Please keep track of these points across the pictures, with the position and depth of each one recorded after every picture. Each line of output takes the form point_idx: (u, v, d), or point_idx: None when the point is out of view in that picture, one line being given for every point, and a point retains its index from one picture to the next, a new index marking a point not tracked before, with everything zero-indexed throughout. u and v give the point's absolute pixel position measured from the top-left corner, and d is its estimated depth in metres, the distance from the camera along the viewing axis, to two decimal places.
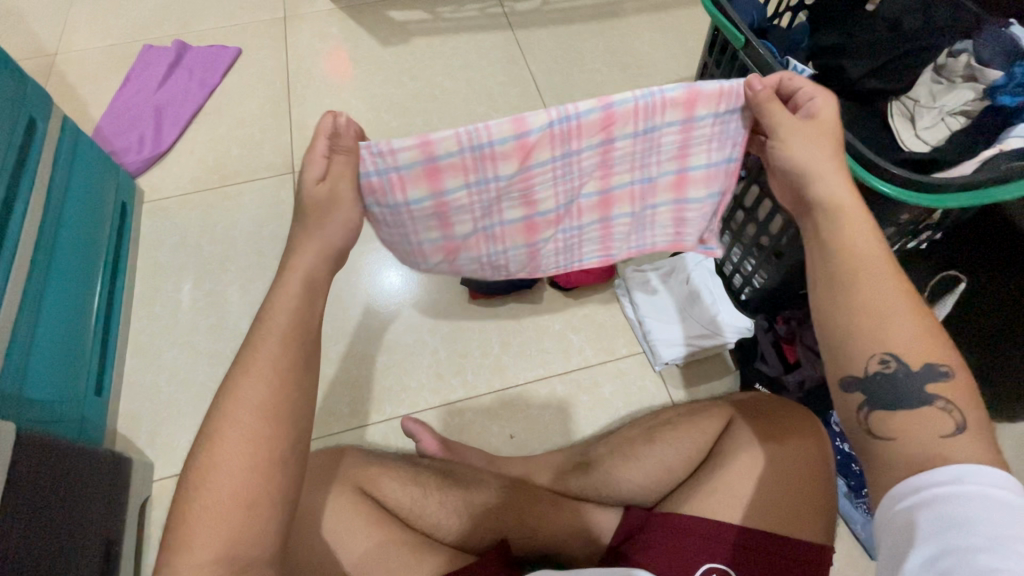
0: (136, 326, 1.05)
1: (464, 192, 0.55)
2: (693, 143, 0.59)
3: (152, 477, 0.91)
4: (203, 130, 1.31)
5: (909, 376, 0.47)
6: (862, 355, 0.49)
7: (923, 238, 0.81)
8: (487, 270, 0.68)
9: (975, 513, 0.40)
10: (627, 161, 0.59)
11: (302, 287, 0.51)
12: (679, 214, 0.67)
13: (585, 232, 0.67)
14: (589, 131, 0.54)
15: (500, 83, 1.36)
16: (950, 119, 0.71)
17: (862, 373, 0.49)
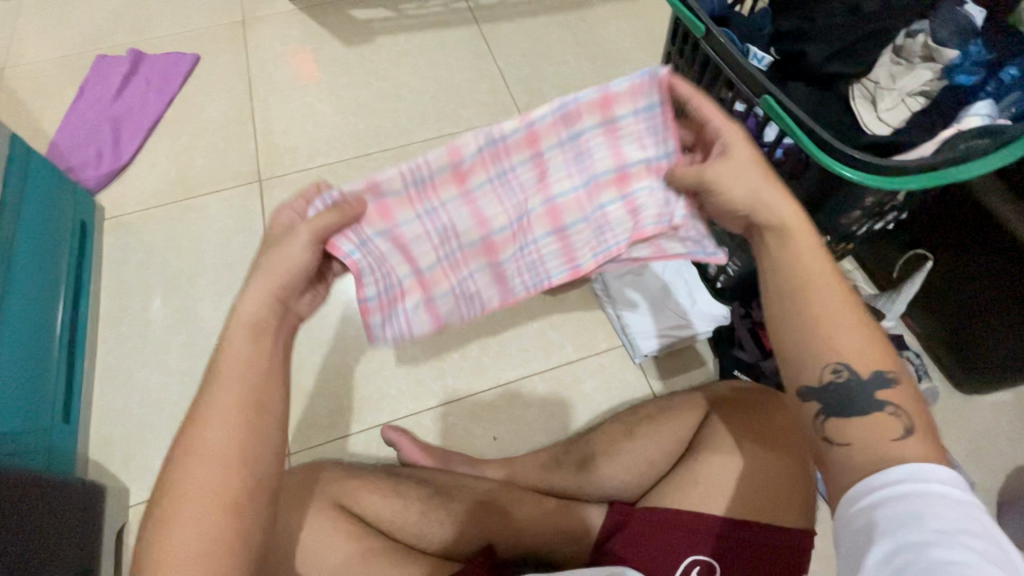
0: (103, 348, 1.02)
1: (419, 223, 0.55)
2: (626, 144, 0.55)
3: (128, 503, 0.89)
4: (164, 141, 1.27)
5: (862, 384, 0.48)
6: (817, 365, 0.49)
7: (891, 218, 0.82)
8: (464, 304, 0.61)
9: (928, 508, 0.41)
10: (565, 172, 0.56)
11: (248, 339, 0.50)
12: (633, 211, 0.58)
13: (547, 251, 0.60)
14: (514, 150, 0.53)
15: (468, 79, 1.35)
16: (910, 101, 0.71)
17: (818, 383, 0.49)
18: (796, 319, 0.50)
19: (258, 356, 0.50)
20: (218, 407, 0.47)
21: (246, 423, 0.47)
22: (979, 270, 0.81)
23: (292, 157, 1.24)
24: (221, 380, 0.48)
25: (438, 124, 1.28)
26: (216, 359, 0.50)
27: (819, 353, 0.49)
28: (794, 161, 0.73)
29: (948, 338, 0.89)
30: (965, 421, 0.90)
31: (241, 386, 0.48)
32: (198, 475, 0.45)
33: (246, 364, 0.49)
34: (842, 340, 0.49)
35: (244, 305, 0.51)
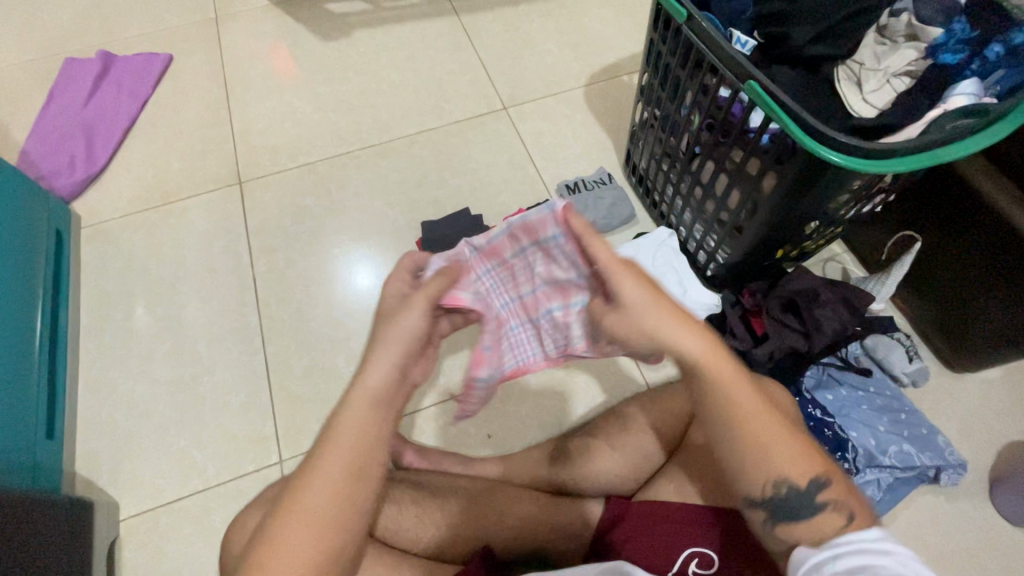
0: (87, 359, 1.00)
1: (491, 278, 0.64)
2: (556, 259, 0.62)
3: (118, 518, 0.87)
4: (140, 145, 1.24)
5: (799, 494, 0.50)
6: (759, 480, 0.51)
7: (876, 201, 0.83)
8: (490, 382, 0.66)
9: (867, 559, 0.46)
10: (517, 278, 0.64)
11: (367, 407, 0.50)
12: (567, 321, 0.64)
13: (523, 337, 0.67)
14: (478, 263, 0.64)
15: (449, 72, 1.32)
16: (895, 81, 0.71)
17: (759, 497, 0.52)
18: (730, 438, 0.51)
19: (370, 427, 0.50)
20: (326, 471, 0.48)
21: (343, 488, 0.48)
22: (965, 248, 0.81)
23: (272, 158, 1.21)
24: (334, 445, 0.49)
25: (420, 118, 1.26)
26: (332, 422, 0.50)
27: (757, 470, 0.51)
28: (780, 147, 0.70)
29: (937, 316, 0.90)
30: (956, 400, 0.90)
31: (351, 453, 0.49)
32: (297, 539, 0.46)
33: (359, 433, 0.49)
34: (778, 458, 0.51)
35: (369, 374, 0.50)
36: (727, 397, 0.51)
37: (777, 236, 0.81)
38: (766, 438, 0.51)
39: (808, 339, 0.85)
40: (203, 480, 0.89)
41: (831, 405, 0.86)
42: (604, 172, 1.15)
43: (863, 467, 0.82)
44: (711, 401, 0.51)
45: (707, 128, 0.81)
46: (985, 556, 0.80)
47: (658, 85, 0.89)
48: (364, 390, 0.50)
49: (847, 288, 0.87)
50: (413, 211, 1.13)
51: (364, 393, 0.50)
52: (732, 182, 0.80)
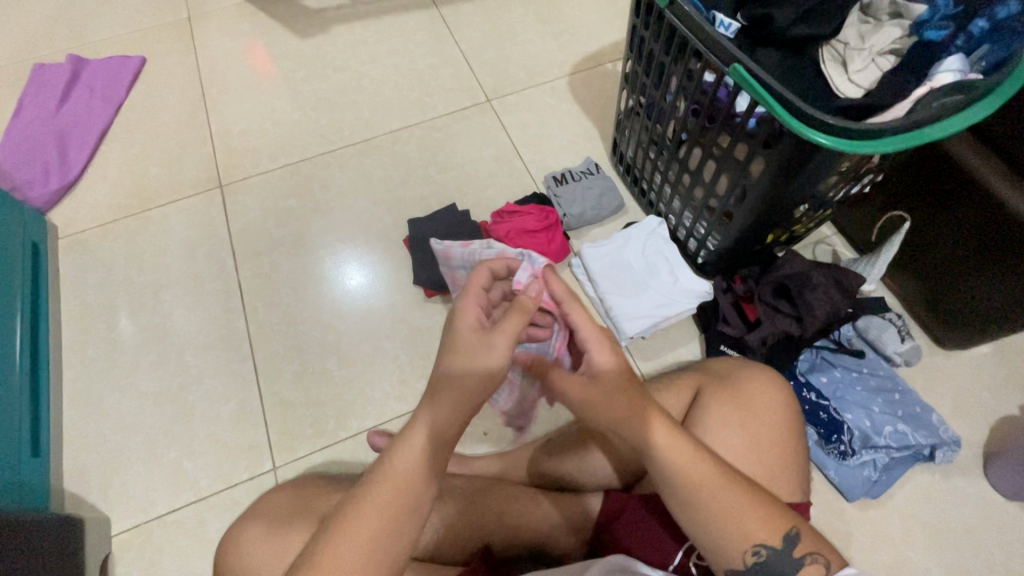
0: (71, 373, 0.98)
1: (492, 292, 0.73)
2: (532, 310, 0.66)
3: (111, 533, 0.85)
4: (116, 152, 1.21)
5: (778, 555, 0.52)
6: (739, 552, 0.51)
7: (865, 182, 0.83)
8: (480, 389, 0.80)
9: None
10: None
11: (425, 442, 0.53)
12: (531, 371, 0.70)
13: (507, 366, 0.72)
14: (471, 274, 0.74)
15: (431, 65, 1.30)
16: (880, 59, 0.71)
17: (742, 566, 0.52)
18: (700, 515, 0.52)
19: (427, 459, 0.52)
20: (377, 500, 0.51)
21: (390, 516, 0.50)
22: (957, 230, 0.81)
23: (253, 159, 1.19)
24: (388, 474, 0.52)
25: (402, 114, 1.23)
26: (390, 452, 0.53)
27: (736, 541, 0.51)
28: (768, 131, 0.69)
29: (928, 295, 0.90)
30: (949, 377, 0.90)
31: (400, 485, 0.51)
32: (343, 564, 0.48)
33: (414, 466, 0.52)
34: (754, 527, 0.51)
35: (428, 414, 0.54)
36: (692, 477, 0.53)
37: (766, 221, 0.81)
38: (739, 508, 0.52)
39: (800, 323, 0.84)
40: (196, 491, 0.88)
41: (825, 388, 0.86)
42: (591, 162, 1.14)
43: (860, 449, 0.82)
44: (679, 484, 0.53)
45: (693, 114, 0.79)
46: (981, 530, 0.81)
47: (643, 72, 0.87)
48: (427, 424, 0.53)
49: (839, 271, 0.86)
50: (399, 209, 1.12)
51: (426, 425, 0.53)
52: (719, 169, 0.79)
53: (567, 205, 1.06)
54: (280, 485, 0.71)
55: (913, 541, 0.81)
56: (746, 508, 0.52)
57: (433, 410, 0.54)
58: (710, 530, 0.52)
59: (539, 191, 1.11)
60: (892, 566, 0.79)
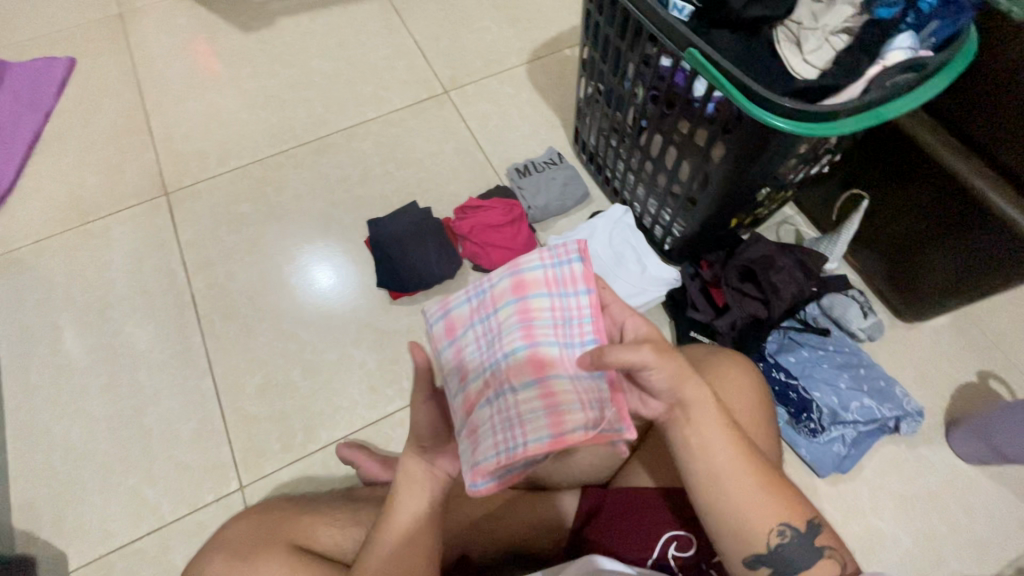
0: (12, 402, 0.91)
1: (512, 313, 0.57)
2: (568, 321, 0.57)
3: (68, 569, 0.80)
4: (48, 162, 1.12)
5: (800, 540, 0.53)
6: (763, 533, 0.53)
7: (825, 162, 0.83)
8: (500, 425, 0.53)
9: None
10: (547, 324, 0.56)
11: (406, 485, 0.58)
12: (559, 402, 0.54)
13: (520, 403, 0.54)
14: (500, 295, 0.57)
15: (384, 57, 1.25)
16: (834, 39, 0.69)
17: (766, 549, 0.53)
18: (725, 494, 0.53)
19: (416, 497, 0.57)
20: (388, 549, 0.56)
21: (405, 552, 0.56)
22: (910, 206, 0.83)
23: (200, 163, 1.12)
24: (390, 526, 0.57)
25: (357, 109, 1.19)
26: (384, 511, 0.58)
27: (760, 522, 0.53)
28: (726, 116, 0.68)
29: (888, 269, 0.91)
30: (910, 350, 0.93)
31: (404, 526, 0.56)
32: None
33: (408, 507, 0.57)
34: (777, 508, 0.53)
35: (410, 464, 0.58)
36: (725, 457, 0.54)
37: (730, 205, 0.80)
38: (761, 491, 0.54)
39: (767, 306, 0.85)
40: (159, 517, 0.83)
41: (793, 368, 0.87)
42: (554, 152, 1.11)
43: (829, 425, 0.83)
44: (712, 462, 0.54)
45: (652, 100, 0.78)
46: (945, 496, 0.84)
47: (599, 58, 0.85)
48: (405, 472, 0.58)
49: (800, 252, 0.87)
50: (359, 210, 1.08)
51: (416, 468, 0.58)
52: (681, 155, 0.78)
53: (531, 197, 1.04)
54: (244, 509, 0.68)
55: (882, 511, 0.83)
56: (775, 493, 0.54)
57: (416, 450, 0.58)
58: (743, 508, 0.53)
59: (503, 183, 1.09)
60: (864, 537, 0.81)
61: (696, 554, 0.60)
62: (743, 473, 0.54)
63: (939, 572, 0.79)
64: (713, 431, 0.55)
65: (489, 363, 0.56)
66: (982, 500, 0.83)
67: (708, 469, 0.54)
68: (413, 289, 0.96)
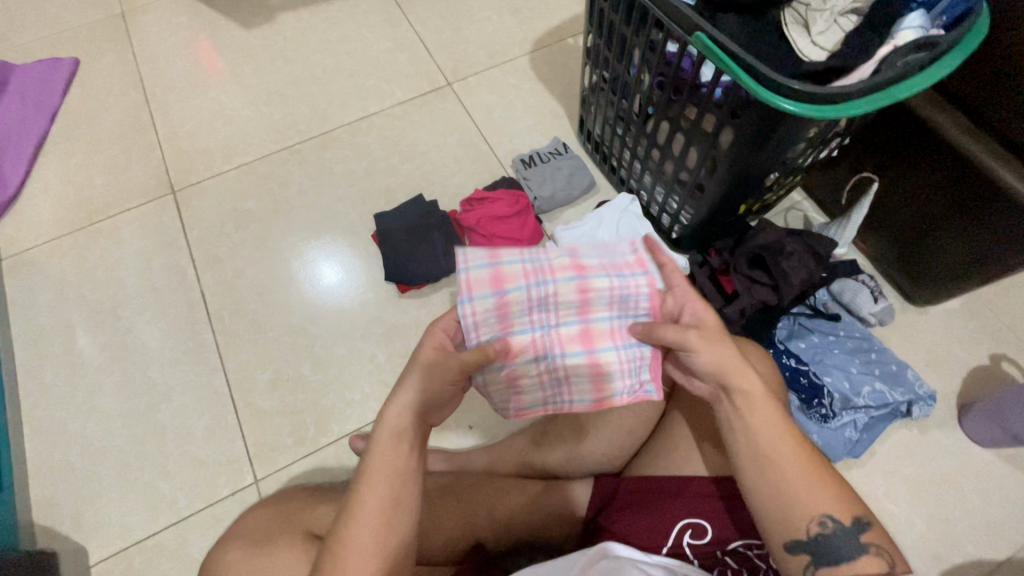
0: (28, 402, 0.92)
1: (570, 289, 0.62)
2: (622, 299, 0.63)
3: (88, 563, 0.81)
4: (56, 162, 1.13)
5: (845, 534, 0.50)
6: (804, 519, 0.51)
7: (834, 145, 0.82)
8: (546, 379, 0.65)
9: None
10: (603, 303, 0.63)
11: (391, 440, 0.54)
12: (602, 371, 0.63)
13: (567, 366, 0.64)
14: (560, 270, 0.63)
15: (385, 50, 1.24)
16: (842, 20, 0.68)
17: (805, 535, 0.51)
18: (765, 476, 0.52)
19: (401, 453, 0.54)
20: (367, 508, 0.51)
21: (387, 514, 0.51)
22: (921, 189, 0.82)
23: (205, 161, 1.13)
24: (368, 485, 0.52)
25: (360, 103, 1.18)
26: (363, 468, 0.53)
27: (801, 508, 0.51)
28: (734, 101, 0.67)
29: (898, 253, 0.91)
30: (922, 335, 0.92)
31: (385, 486, 0.52)
32: (361, 571, 0.49)
33: (392, 463, 0.53)
34: (821, 497, 0.51)
35: (390, 411, 0.55)
36: (764, 438, 0.54)
37: (738, 191, 0.80)
38: (803, 479, 0.52)
39: (777, 292, 0.84)
40: (175, 512, 0.84)
41: (804, 353, 0.87)
42: (559, 142, 1.11)
43: (841, 411, 0.82)
44: (751, 440, 0.54)
45: (658, 86, 0.77)
46: (959, 480, 0.83)
47: (604, 45, 0.84)
48: (390, 425, 0.54)
49: (810, 237, 0.86)
50: (364, 204, 1.08)
51: (396, 412, 0.55)
52: (688, 142, 0.78)
53: (537, 187, 1.04)
54: (260, 501, 0.69)
55: (895, 496, 0.83)
56: (817, 481, 0.52)
57: (397, 396, 0.55)
58: (782, 489, 0.52)
59: (508, 175, 1.08)
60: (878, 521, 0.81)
61: (712, 541, 0.59)
62: (787, 457, 0.52)
63: (954, 555, 0.79)
64: (760, 415, 0.55)
65: (539, 326, 0.63)
66: (997, 483, 0.83)
67: (752, 452, 0.54)
68: (421, 282, 0.97)
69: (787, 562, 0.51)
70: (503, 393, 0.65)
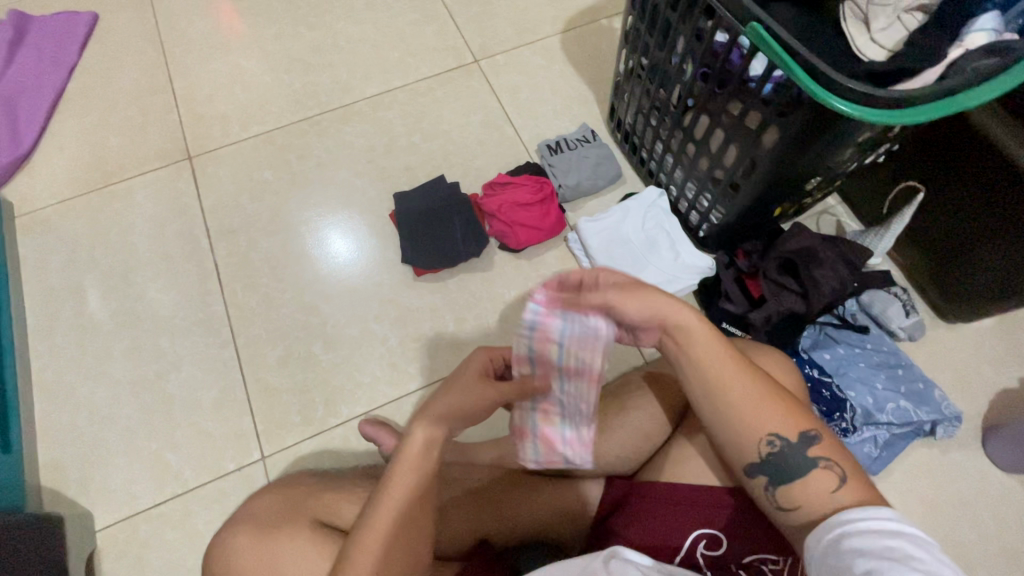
0: (38, 362, 0.92)
1: (562, 383, 0.60)
2: (582, 341, 0.58)
3: (93, 529, 0.82)
4: (72, 120, 1.11)
5: (794, 449, 0.55)
6: (755, 441, 0.56)
7: (881, 151, 0.78)
8: (576, 413, 0.62)
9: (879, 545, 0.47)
10: (583, 358, 0.59)
11: (422, 447, 0.56)
12: (594, 363, 0.59)
13: (587, 397, 0.61)
14: (545, 383, 0.60)
15: (412, 21, 1.20)
16: (905, 17, 0.63)
17: (759, 458, 0.56)
18: (717, 409, 0.57)
19: (430, 461, 0.56)
20: (389, 502, 0.55)
21: (406, 510, 0.55)
22: (964, 203, 0.78)
23: (223, 127, 1.10)
24: (396, 483, 0.55)
25: (383, 76, 1.15)
26: (391, 470, 0.55)
27: (751, 432, 0.56)
28: (784, 97, 0.63)
29: (934, 268, 0.87)
30: (951, 351, 0.89)
31: (413, 486, 0.55)
32: (385, 555, 0.54)
33: (420, 470, 0.55)
34: (766, 416, 0.56)
35: (425, 423, 0.56)
36: (713, 371, 0.57)
37: (775, 194, 0.76)
38: (753, 405, 0.56)
39: (807, 301, 0.81)
40: (181, 483, 0.84)
41: (828, 364, 0.84)
42: (587, 129, 1.07)
43: (862, 426, 0.80)
44: (704, 378, 0.58)
45: (701, 77, 0.73)
46: (977, 503, 0.81)
47: (645, 29, 0.80)
48: (423, 433, 0.56)
49: (844, 245, 0.83)
50: (384, 181, 1.05)
51: (430, 427, 0.56)
52: (728, 137, 0.74)
53: (562, 175, 1.00)
54: (268, 483, 0.68)
55: (911, 515, 0.81)
56: (763, 404, 0.56)
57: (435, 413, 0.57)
58: (738, 416, 0.56)
59: (532, 160, 1.05)
60: None
61: (727, 554, 0.59)
62: (730, 382, 0.57)
63: None
64: (702, 350, 0.58)
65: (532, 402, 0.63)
66: (1016, 508, 0.81)
67: (702, 384, 0.58)
68: (437, 266, 0.94)
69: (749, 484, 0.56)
70: (575, 460, 0.65)
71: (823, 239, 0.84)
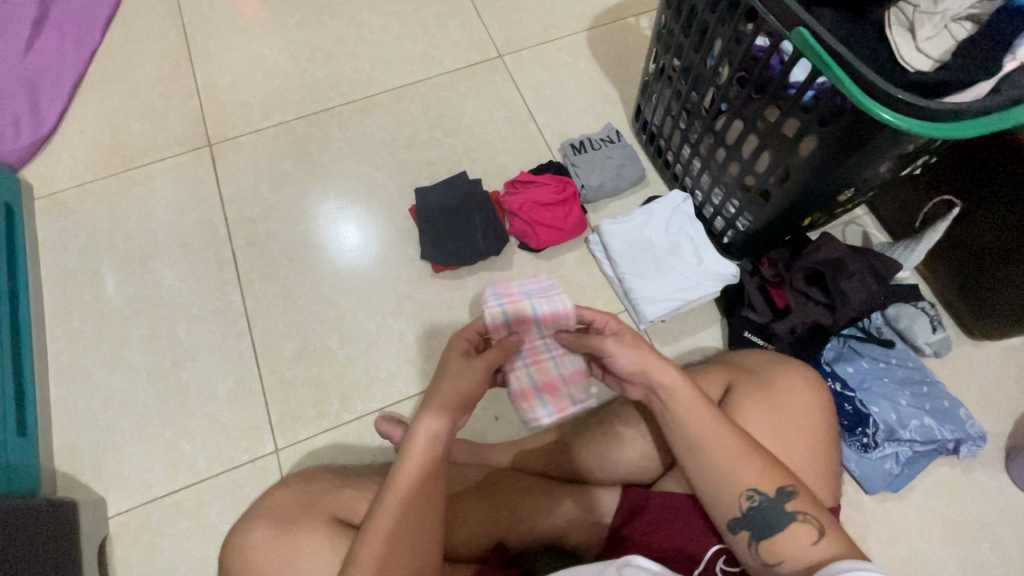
0: (55, 346, 0.92)
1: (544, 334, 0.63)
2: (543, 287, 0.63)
3: (105, 515, 0.82)
4: (94, 103, 1.10)
5: (774, 505, 0.54)
6: (735, 495, 0.55)
7: (919, 163, 0.77)
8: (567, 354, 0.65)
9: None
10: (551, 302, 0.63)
11: (426, 441, 0.56)
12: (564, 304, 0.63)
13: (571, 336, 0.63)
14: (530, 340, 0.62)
15: (436, 13, 1.19)
16: (954, 26, 0.60)
17: (740, 512, 0.55)
18: (696, 463, 0.57)
19: (433, 455, 0.56)
20: (395, 497, 0.55)
21: (411, 506, 0.55)
22: (998, 222, 0.77)
23: (244, 115, 1.09)
24: (400, 476, 0.55)
25: (405, 68, 1.13)
26: (396, 464, 0.56)
27: (730, 486, 0.56)
28: (825, 105, 0.62)
29: (964, 285, 0.85)
30: (977, 369, 0.87)
31: (417, 481, 0.55)
32: (393, 554, 0.53)
33: (424, 463, 0.56)
34: (748, 471, 0.56)
35: (428, 416, 0.56)
36: (695, 426, 0.57)
37: (805, 202, 0.75)
38: (736, 462, 0.56)
39: (833, 313, 0.80)
40: (194, 473, 0.84)
41: (851, 379, 0.82)
42: (611, 129, 1.05)
43: (883, 441, 0.79)
44: (687, 434, 0.58)
45: (737, 81, 0.72)
46: (998, 525, 0.80)
47: (679, 31, 0.78)
48: (426, 428, 0.56)
49: (873, 257, 0.82)
50: (404, 175, 1.04)
51: (432, 420, 0.56)
52: (761, 143, 0.72)
53: (584, 175, 0.99)
54: (284, 479, 0.67)
55: (930, 535, 0.80)
56: (744, 461, 0.56)
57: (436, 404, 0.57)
58: (722, 470, 0.56)
59: (555, 159, 1.04)
60: (907, 559, 0.79)
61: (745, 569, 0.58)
62: (710, 437, 0.57)
63: None
64: (683, 408, 0.58)
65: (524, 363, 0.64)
66: None
67: (683, 441, 0.58)
68: (455, 263, 0.93)
69: (733, 540, 0.56)
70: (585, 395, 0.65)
71: (852, 250, 0.82)
